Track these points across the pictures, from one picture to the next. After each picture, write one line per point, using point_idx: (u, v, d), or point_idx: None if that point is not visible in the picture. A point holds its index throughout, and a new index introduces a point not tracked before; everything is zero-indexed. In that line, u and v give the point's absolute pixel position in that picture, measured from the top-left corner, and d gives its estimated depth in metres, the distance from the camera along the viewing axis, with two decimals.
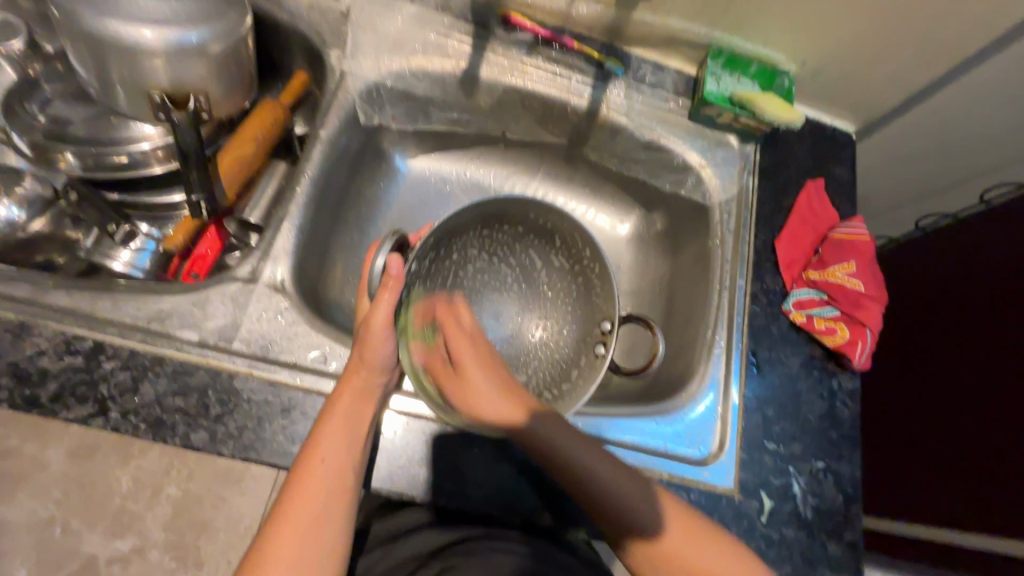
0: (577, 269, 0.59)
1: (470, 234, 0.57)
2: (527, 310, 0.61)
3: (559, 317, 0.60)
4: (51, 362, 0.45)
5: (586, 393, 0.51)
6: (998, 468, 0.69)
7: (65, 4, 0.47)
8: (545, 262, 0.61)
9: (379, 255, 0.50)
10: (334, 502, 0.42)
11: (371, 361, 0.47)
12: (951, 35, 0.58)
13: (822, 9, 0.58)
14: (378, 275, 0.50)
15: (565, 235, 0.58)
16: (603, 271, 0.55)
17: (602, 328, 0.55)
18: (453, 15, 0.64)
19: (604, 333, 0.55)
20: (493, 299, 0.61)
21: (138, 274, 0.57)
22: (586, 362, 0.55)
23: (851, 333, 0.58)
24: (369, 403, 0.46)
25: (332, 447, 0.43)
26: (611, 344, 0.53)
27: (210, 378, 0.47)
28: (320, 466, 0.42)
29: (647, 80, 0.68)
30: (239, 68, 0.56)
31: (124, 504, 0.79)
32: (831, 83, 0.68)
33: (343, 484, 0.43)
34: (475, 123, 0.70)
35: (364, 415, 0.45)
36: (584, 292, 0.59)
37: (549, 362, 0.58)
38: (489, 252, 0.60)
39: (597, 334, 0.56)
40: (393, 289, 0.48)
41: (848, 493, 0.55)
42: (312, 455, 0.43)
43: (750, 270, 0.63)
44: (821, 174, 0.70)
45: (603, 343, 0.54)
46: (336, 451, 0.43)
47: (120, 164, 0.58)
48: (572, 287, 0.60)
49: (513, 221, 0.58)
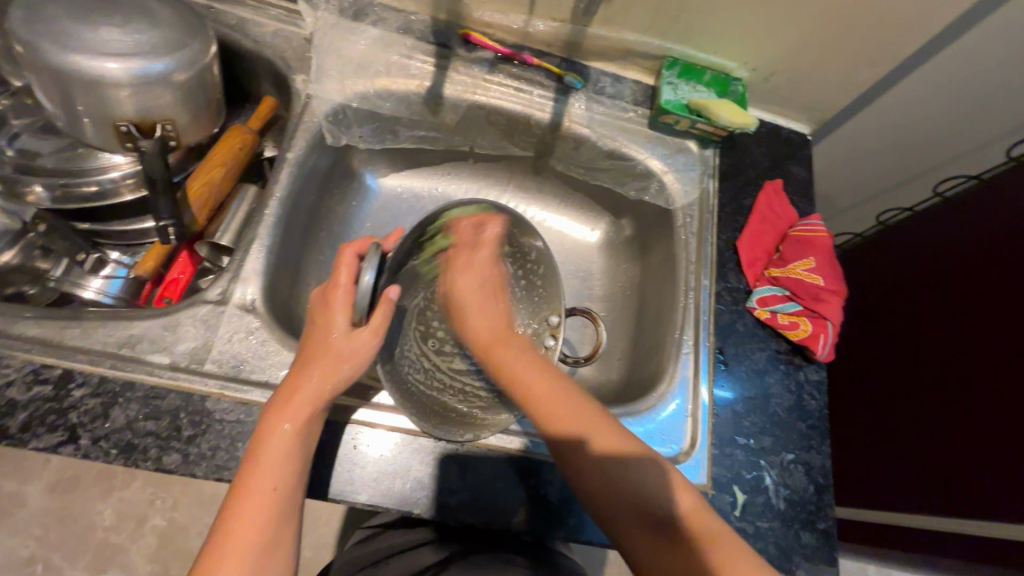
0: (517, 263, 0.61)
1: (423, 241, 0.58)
2: None
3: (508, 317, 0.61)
4: (20, 393, 0.45)
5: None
6: (966, 451, 0.70)
7: (29, 41, 0.48)
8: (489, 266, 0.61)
9: (367, 271, 0.47)
10: (282, 529, 0.42)
11: (330, 386, 0.46)
12: (888, 39, 0.61)
13: (766, 18, 0.61)
14: (367, 291, 0.47)
15: (511, 239, 0.59)
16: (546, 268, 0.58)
17: (549, 322, 0.58)
18: (415, 37, 0.66)
19: (553, 326, 0.58)
20: (446, 305, 0.61)
21: (108, 301, 0.58)
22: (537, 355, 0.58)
23: (813, 327, 0.60)
24: (312, 427, 0.45)
25: (280, 477, 0.42)
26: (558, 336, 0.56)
27: (182, 400, 0.47)
28: (267, 497, 0.41)
29: (607, 91, 0.70)
30: (204, 95, 0.58)
31: (108, 536, 0.80)
32: (783, 87, 0.71)
33: (290, 514, 0.42)
34: (443, 140, 0.71)
35: (308, 440, 0.45)
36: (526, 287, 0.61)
37: None
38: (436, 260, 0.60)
39: (544, 326, 0.59)
40: (379, 329, 0.48)
41: (819, 483, 0.57)
42: (255, 480, 0.42)
43: (715, 270, 0.65)
44: (779, 174, 0.72)
45: (552, 334, 0.58)
46: (286, 479, 0.42)
47: (88, 193, 0.59)
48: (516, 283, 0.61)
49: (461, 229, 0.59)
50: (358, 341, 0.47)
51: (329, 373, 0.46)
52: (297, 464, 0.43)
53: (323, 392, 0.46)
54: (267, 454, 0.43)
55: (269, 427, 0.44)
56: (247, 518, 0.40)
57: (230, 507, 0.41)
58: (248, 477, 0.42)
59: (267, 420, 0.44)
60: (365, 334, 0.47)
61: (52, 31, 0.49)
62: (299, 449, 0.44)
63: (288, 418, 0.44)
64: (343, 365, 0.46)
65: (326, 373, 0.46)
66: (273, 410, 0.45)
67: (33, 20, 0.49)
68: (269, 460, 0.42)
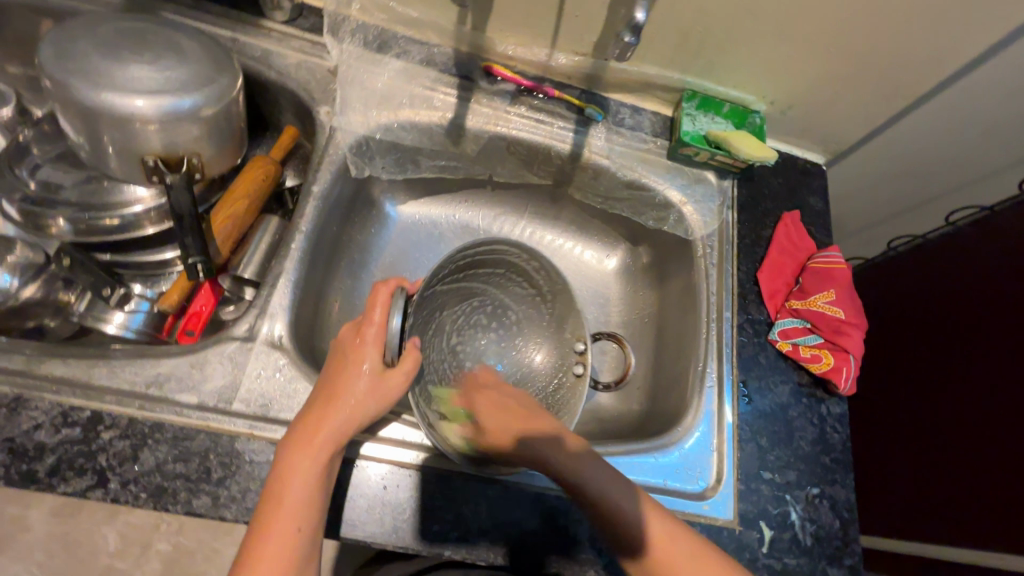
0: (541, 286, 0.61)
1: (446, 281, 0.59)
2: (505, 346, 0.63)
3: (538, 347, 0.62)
4: (48, 436, 0.44)
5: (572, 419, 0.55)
6: (990, 481, 0.71)
7: (60, 78, 0.48)
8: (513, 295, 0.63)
9: (397, 316, 0.49)
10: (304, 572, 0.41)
11: (353, 423, 0.46)
12: (905, 77, 0.63)
13: (786, 55, 0.62)
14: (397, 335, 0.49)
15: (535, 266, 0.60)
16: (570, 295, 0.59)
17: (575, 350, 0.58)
18: (438, 69, 0.67)
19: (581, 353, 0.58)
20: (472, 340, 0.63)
21: (131, 336, 0.56)
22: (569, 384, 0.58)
23: (836, 360, 0.60)
24: (333, 465, 0.45)
25: (304, 518, 0.41)
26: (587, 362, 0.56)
27: (212, 441, 0.46)
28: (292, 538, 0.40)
29: (626, 122, 0.71)
30: (230, 128, 0.57)
31: (112, 562, 0.79)
32: (799, 120, 0.72)
33: (313, 556, 0.42)
34: (463, 169, 0.72)
35: (329, 478, 0.44)
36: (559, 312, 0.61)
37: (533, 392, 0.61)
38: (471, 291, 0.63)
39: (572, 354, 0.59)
40: (409, 375, 0.48)
41: (844, 518, 0.57)
42: (280, 517, 0.41)
43: (736, 301, 0.66)
44: (796, 205, 0.73)
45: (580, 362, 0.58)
46: (310, 520, 0.42)
47: (110, 226, 0.58)
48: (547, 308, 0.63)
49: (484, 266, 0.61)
50: (386, 384, 0.47)
51: (358, 411, 0.46)
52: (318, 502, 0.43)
53: (347, 430, 0.45)
54: (292, 490, 0.42)
55: (292, 465, 0.42)
56: (274, 563, 0.39)
57: (253, 551, 0.40)
58: (271, 515, 0.41)
59: (287, 455, 0.43)
60: (395, 377, 0.48)
61: (84, 69, 0.49)
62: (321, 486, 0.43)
63: (310, 457, 0.43)
64: (370, 405, 0.46)
65: (353, 412, 0.46)
66: (295, 444, 0.44)
67: (64, 58, 0.49)
68: (294, 497, 0.42)
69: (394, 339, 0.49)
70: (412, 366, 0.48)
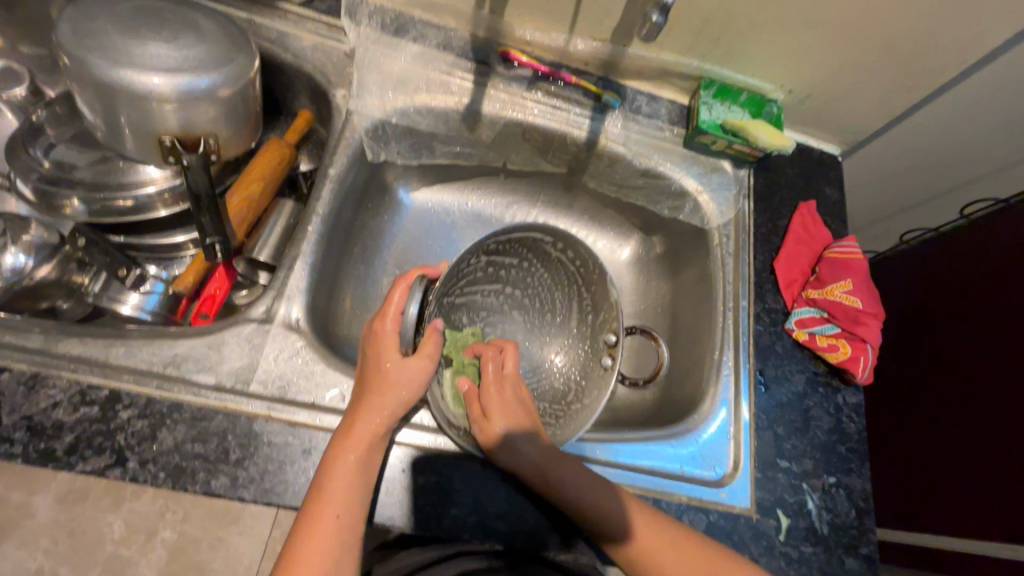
0: (577, 273, 0.61)
1: (479, 263, 0.60)
2: (534, 330, 0.65)
3: (568, 337, 0.63)
4: (66, 414, 0.44)
5: (594, 413, 0.53)
6: (1002, 474, 0.71)
7: (78, 54, 0.48)
8: (551, 279, 0.63)
9: (411, 304, 0.48)
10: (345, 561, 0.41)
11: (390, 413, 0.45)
12: (926, 67, 0.62)
13: (807, 42, 0.62)
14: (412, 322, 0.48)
15: (579, 256, 0.58)
16: (607, 286, 0.57)
17: (608, 342, 0.57)
18: (455, 53, 0.66)
19: (610, 345, 0.57)
20: (504, 316, 0.65)
21: (146, 317, 0.56)
22: (596, 374, 0.58)
23: (853, 350, 0.60)
24: (376, 455, 0.44)
25: (343, 506, 0.41)
26: (618, 355, 0.55)
27: (230, 422, 0.46)
28: (331, 527, 0.41)
29: (642, 110, 0.70)
30: (246, 110, 0.57)
31: (116, 549, 0.81)
32: (817, 110, 0.71)
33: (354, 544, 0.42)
34: (477, 156, 0.71)
35: (372, 469, 0.44)
36: (592, 300, 0.61)
37: (558, 381, 0.62)
38: (502, 275, 0.63)
39: (602, 346, 0.58)
40: (433, 356, 0.48)
41: (860, 507, 0.57)
42: (322, 507, 0.41)
43: (752, 290, 0.65)
44: (812, 195, 0.72)
45: (610, 354, 0.57)
46: (348, 509, 0.42)
47: (124, 208, 0.57)
48: (579, 294, 0.63)
49: (522, 252, 0.61)
50: (411, 372, 0.47)
51: (393, 402, 0.46)
52: (360, 492, 0.43)
53: (384, 421, 0.45)
54: (332, 482, 0.42)
55: (335, 455, 0.43)
56: (316, 550, 0.40)
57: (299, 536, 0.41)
58: (312, 504, 0.42)
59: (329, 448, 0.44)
60: (420, 362, 0.47)
61: (102, 46, 0.48)
62: (362, 477, 0.43)
63: (352, 448, 0.43)
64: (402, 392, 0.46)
65: (388, 401, 0.46)
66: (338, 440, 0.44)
67: (81, 34, 0.49)
68: (334, 487, 0.42)
69: (411, 325, 0.48)
70: (434, 348, 0.48)
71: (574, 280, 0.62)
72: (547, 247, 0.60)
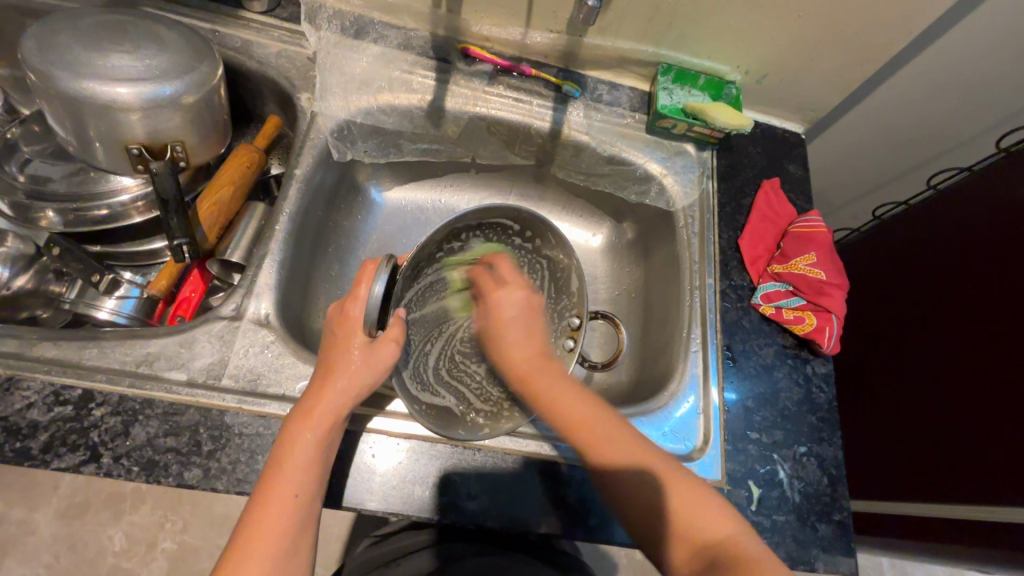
0: (540, 263, 0.62)
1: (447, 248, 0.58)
2: None
3: None
4: (41, 414, 0.45)
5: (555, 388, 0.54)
6: (982, 440, 0.71)
7: (42, 69, 0.50)
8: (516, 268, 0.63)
9: (379, 283, 0.47)
10: (302, 539, 0.41)
11: (352, 396, 0.46)
12: (873, 41, 0.63)
13: (755, 22, 0.63)
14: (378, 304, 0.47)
15: (543, 246, 0.60)
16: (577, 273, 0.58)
17: (570, 324, 0.59)
18: (415, 53, 0.68)
19: (575, 329, 0.58)
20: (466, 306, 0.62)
21: (124, 321, 0.57)
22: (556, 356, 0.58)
23: (818, 320, 0.61)
24: (334, 439, 0.45)
25: (301, 484, 0.42)
26: (579, 338, 0.56)
27: (201, 416, 0.47)
28: (289, 504, 0.41)
29: (603, 99, 0.72)
30: (212, 117, 0.58)
31: (118, 561, 0.81)
32: (775, 89, 0.72)
33: (309, 523, 0.42)
34: (445, 152, 0.73)
35: (331, 447, 0.45)
36: (554, 288, 0.62)
37: None
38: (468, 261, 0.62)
39: (566, 329, 0.59)
40: (400, 342, 0.49)
41: (833, 475, 0.57)
42: (278, 484, 0.42)
43: (718, 268, 0.66)
44: (776, 174, 0.74)
45: (573, 338, 0.58)
46: (307, 489, 0.42)
47: (98, 217, 0.59)
48: (542, 283, 0.63)
49: (488, 235, 0.60)
50: (379, 354, 0.47)
51: (356, 382, 0.46)
52: (317, 472, 0.43)
53: (345, 402, 0.46)
54: (289, 462, 0.43)
55: (293, 437, 0.44)
56: (271, 523, 0.40)
57: (250, 515, 0.41)
58: (266, 483, 0.42)
59: (287, 429, 0.45)
60: (387, 344, 0.48)
61: (65, 60, 0.50)
62: (320, 457, 0.44)
63: (313, 429, 0.44)
64: (366, 376, 0.47)
65: (349, 383, 0.46)
66: (297, 421, 0.45)
67: (47, 50, 0.50)
68: (289, 465, 0.43)
69: (377, 307, 0.47)
70: (400, 332, 0.49)
71: (536, 269, 0.63)
72: (513, 235, 0.61)
